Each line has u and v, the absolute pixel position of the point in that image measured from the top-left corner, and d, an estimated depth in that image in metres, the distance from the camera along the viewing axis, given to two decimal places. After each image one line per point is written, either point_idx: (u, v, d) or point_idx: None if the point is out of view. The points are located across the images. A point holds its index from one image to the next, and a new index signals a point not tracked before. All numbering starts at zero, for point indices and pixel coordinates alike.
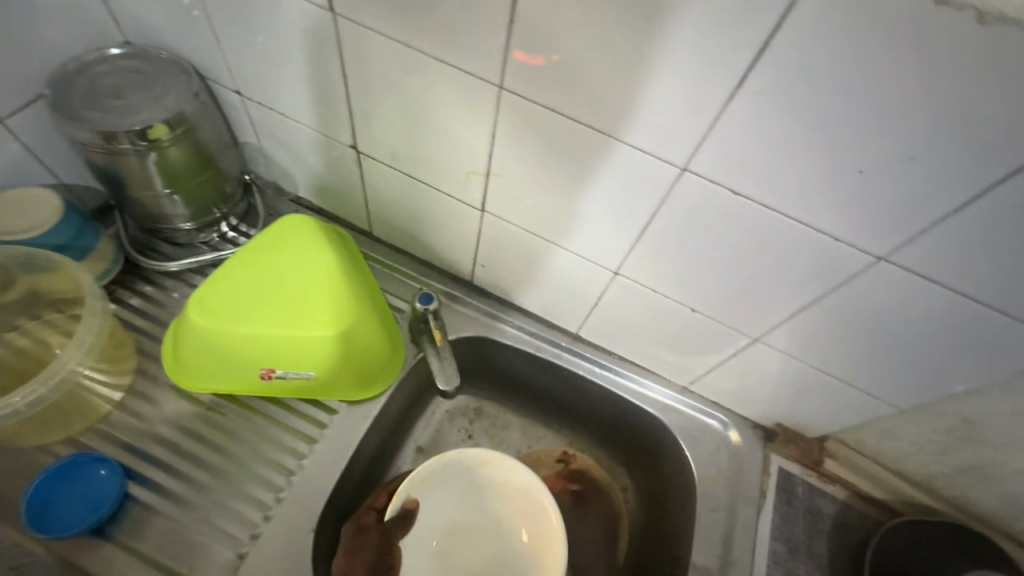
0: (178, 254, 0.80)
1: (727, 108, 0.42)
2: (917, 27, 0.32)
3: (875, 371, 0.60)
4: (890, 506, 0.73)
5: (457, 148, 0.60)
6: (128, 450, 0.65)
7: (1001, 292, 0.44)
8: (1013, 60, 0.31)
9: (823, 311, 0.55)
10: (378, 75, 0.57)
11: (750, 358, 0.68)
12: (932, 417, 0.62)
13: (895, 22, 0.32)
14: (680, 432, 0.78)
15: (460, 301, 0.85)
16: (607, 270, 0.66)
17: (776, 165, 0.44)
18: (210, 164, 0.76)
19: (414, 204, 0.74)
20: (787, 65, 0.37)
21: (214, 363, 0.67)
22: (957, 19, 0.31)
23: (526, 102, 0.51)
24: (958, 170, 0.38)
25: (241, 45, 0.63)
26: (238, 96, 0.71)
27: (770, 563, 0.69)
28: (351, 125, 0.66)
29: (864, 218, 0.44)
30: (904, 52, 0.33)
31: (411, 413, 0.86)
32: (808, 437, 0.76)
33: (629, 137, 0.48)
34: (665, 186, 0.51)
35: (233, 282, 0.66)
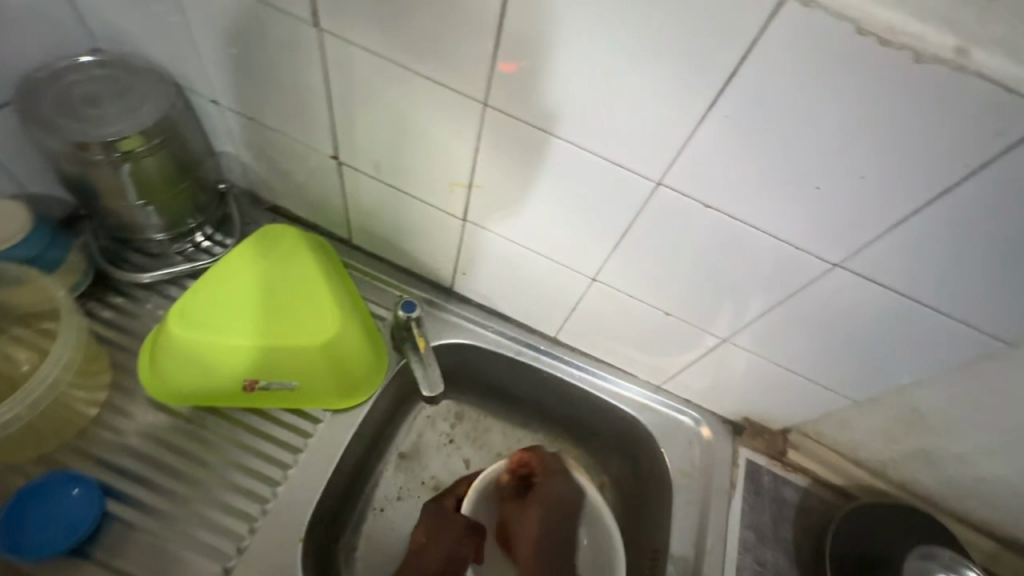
0: (151, 265, 0.79)
1: (698, 129, 0.45)
2: (862, 64, 0.36)
3: (832, 366, 0.65)
4: (847, 491, 0.79)
5: (440, 160, 0.62)
6: (106, 468, 0.63)
7: (939, 293, 0.49)
8: (943, 94, 0.36)
9: (786, 313, 0.60)
10: (363, 89, 0.58)
11: (719, 357, 0.73)
12: (883, 407, 0.68)
13: (843, 58, 0.36)
14: (655, 429, 0.82)
15: (441, 308, 0.87)
16: (585, 276, 0.69)
17: (742, 181, 0.47)
18: (186, 174, 0.75)
19: (395, 214, 0.75)
20: (753, 93, 0.41)
21: (195, 376, 0.66)
22: (897, 58, 0.35)
23: (511, 119, 0.53)
24: (900, 188, 0.42)
25: (221, 57, 0.63)
26: (215, 106, 0.71)
27: (741, 549, 0.73)
28: (332, 136, 0.67)
29: (821, 229, 0.48)
30: (851, 85, 0.37)
31: (393, 419, 0.87)
32: (773, 429, 0.81)
33: (607, 152, 0.51)
34: (641, 199, 0.54)
35: (214, 294, 0.66)
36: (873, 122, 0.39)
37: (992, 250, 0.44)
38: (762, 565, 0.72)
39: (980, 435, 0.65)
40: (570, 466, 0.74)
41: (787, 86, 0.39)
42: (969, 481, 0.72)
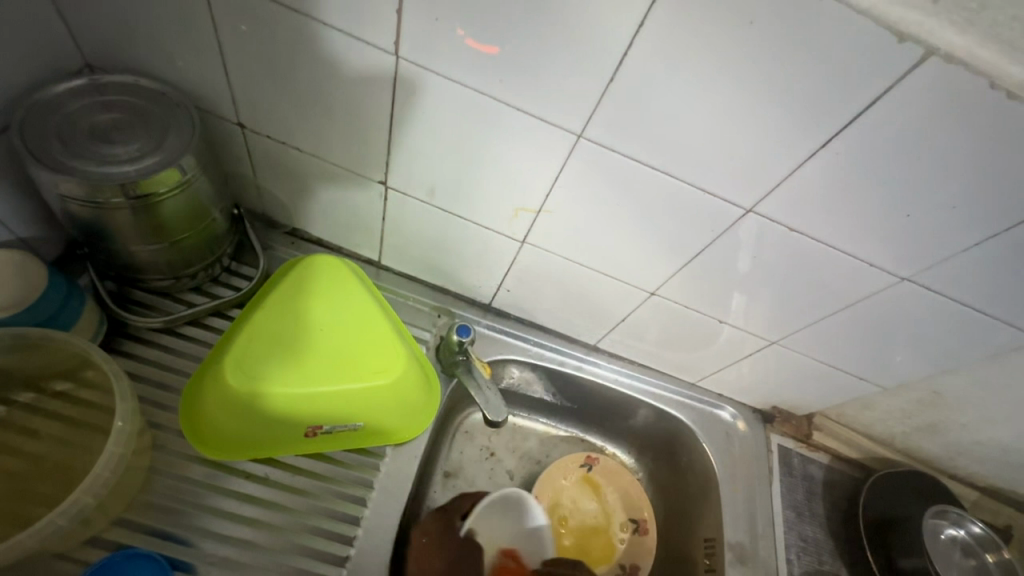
0: (166, 305, 0.71)
1: (806, 163, 0.49)
2: (982, 120, 0.43)
3: (868, 360, 0.72)
4: (863, 463, 0.88)
5: (512, 186, 0.61)
6: (165, 539, 0.58)
7: (984, 295, 0.57)
8: None
9: (841, 316, 0.65)
10: (439, 117, 0.56)
11: (761, 356, 0.78)
12: (907, 391, 0.76)
13: (968, 117, 0.43)
14: (696, 425, 0.86)
15: (480, 324, 0.85)
16: (644, 290, 0.71)
17: (836, 207, 0.52)
18: (210, 208, 0.68)
19: (443, 236, 0.73)
20: (869, 133, 0.45)
21: (252, 429, 0.62)
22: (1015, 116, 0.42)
23: (607, 151, 0.53)
24: (984, 214, 0.50)
25: (272, 81, 0.58)
26: (240, 129, 0.65)
27: (786, 528, 0.79)
28: (386, 160, 0.63)
29: (898, 250, 0.55)
30: (968, 135, 0.44)
31: (437, 441, 0.85)
32: (798, 415, 0.88)
33: (700, 181, 0.53)
34: (726, 223, 0.57)
35: (270, 339, 0.62)
36: (973, 160, 0.45)
37: None
38: (805, 541, 0.79)
39: (988, 408, 0.74)
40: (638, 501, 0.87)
41: (905, 131, 0.45)
42: (967, 445, 0.82)
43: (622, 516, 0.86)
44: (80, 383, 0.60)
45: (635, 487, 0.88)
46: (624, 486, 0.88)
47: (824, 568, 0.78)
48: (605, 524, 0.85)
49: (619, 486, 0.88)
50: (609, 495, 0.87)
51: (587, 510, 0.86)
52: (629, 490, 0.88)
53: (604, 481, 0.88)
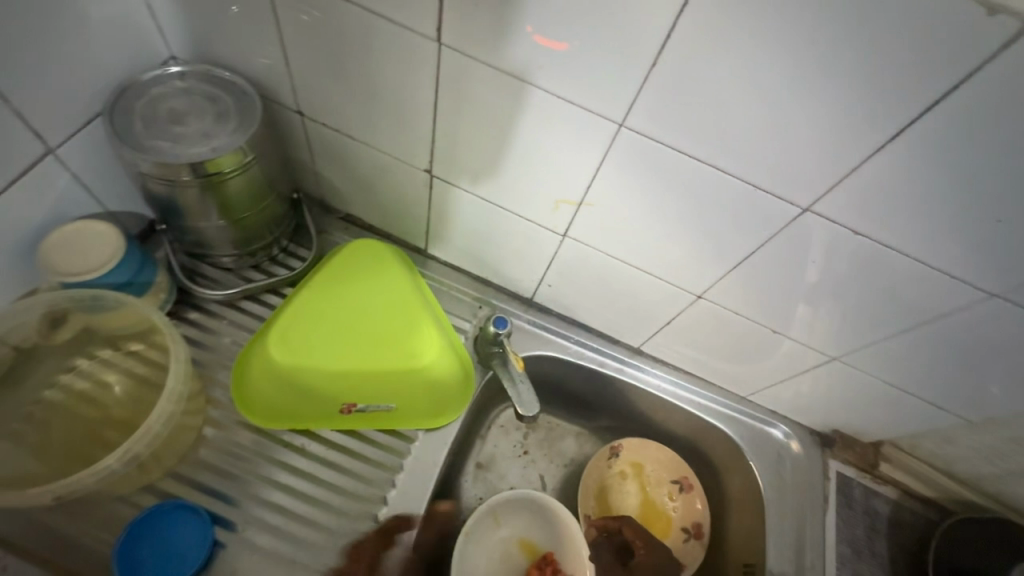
0: (228, 279, 0.77)
1: (872, 158, 0.44)
2: None
3: (948, 387, 0.64)
4: (939, 503, 0.78)
5: (553, 177, 0.59)
6: (210, 495, 0.62)
7: None
8: None
9: (919, 333, 0.58)
10: (479, 106, 0.56)
11: (820, 373, 0.71)
12: (998, 426, 0.66)
13: None
14: (742, 441, 0.80)
15: (520, 318, 0.84)
16: (691, 294, 0.67)
17: (908, 210, 0.46)
18: (269, 191, 0.72)
19: (485, 226, 0.72)
20: (949, 123, 0.40)
21: (293, 398, 0.65)
22: None
23: (649, 141, 0.51)
24: None
25: (325, 69, 0.60)
26: (299, 116, 0.69)
27: (838, 565, 0.72)
28: (430, 148, 0.64)
29: (984, 260, 0.48)
30: None
31: (471, 430, 0.85)
32: (864, 442, 0.80)
33: (752, 177, 0.49)
34: (780, 224, 0.53)
35: (312, 313, 0.66)
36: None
37: None
38: None
39: None
40: (677, 474, 0.86)
41: (997, 122, 0.39)
42: None
43: (665, 484, 0.85)
44: (136, 346, 0.66)
45: (666, 451, 0.87)
46: (658, 456, 0.87)
47: None
48: (654, 496, 0.85)
49: (654, 458, 0.87)
50: (647, 468, 0.86)
51: (632, 491, 0.85)
52: (664, 460, 0.87)
53: (640, 460, 0.87)
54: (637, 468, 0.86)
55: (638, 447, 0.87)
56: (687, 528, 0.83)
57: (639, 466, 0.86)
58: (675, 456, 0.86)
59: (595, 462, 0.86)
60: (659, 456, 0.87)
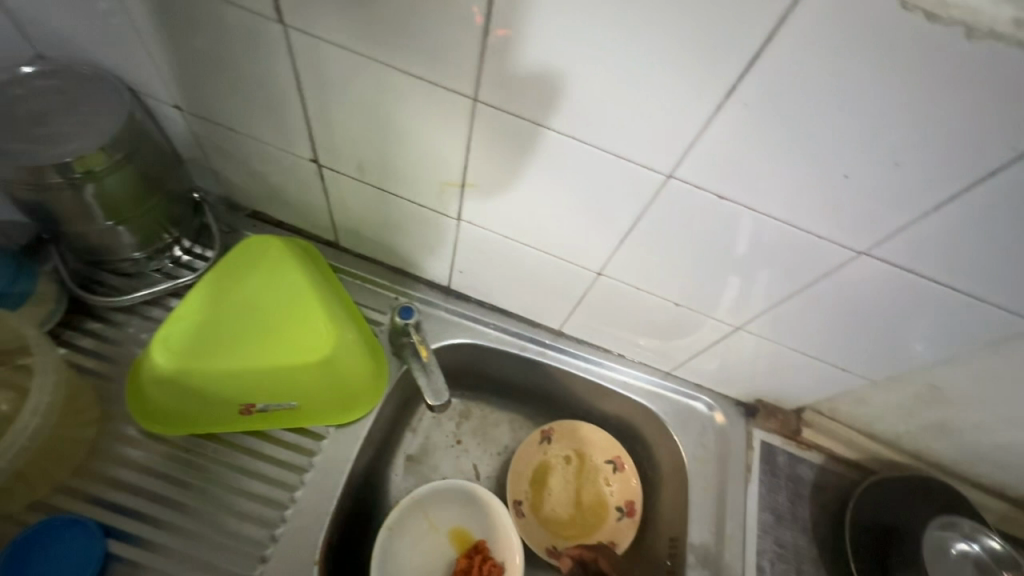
0: (129, 286, 0.74)
1: (714, 120, 0.44)
2: (904, 53, 0.35)
3: (848, 348, 0.64)
4: (862, 464, 0.79)
5: (431, 160, 0.58)
6: (104, 507, 0.61)
7: (959, 273, 0.49)
8: (981, 77, 0.35)
9: (808, 295, 0.58)
10: (341, 89, 0.54)
11: (730, 343, 0.71)
12: (902, 384, 0.67)
13: (886, 49, 0.35)
14: (667, 415, 0.80)
15: (440, 307, 0.83)
16: (590, 271, 0.67)
17: (762, 169, 0.46)
18: (156, 190, 0.69)
19: (383, 214, 0.71)
20: (777, 77, 0.39)
21: (188, 404, 0.63)
22: (943, 46, 0.34)
23: (506, 116, 0.50)
24: (946, 168, 0.41)
25: (187, 60, 0.58)
26: (178, 111, 0.66)
27: (760, 532, 0.72)
28: (309, 136, 0.62)
29: (845, 217, 0.47)
30: (892, 73, 0.37)
31: (398, 424, 0.84)
32: (786, 409, 0.80)
33: (611, 146, 0.49)
34: (650, 192, 0.52)
35: (198, 316, 0.63)
36: (906, 106, 0.38)
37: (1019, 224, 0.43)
38: (782, 546, 0.72)
39: (1000, 407, 0.64)
40: (609, 453, 0.85)
41: (815, 72, 0.38)
42: (985, 450, 0.71)
43: (598, 465, 0.84)
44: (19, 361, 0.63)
45: (599, 432, 0.86)
46: (589, 437, 0.86)
47: None
48: (588, 478, 0.84)
49: (586, 439, 0.86)
50: (579, 450, 0.85)
51: (567, 475, 0.84)
52: (597, 440, 0.86)
53: (571, 442, 0.86)
54: (569, 450, 0.85)
55: (570, 429, 0.86)
56: (621, 507, 0.82)
57: (571, 449, 0.85)
58: (607, 435, 0.86)
59: (526, 449, 0.85)
60: (591, 437, 0.86)
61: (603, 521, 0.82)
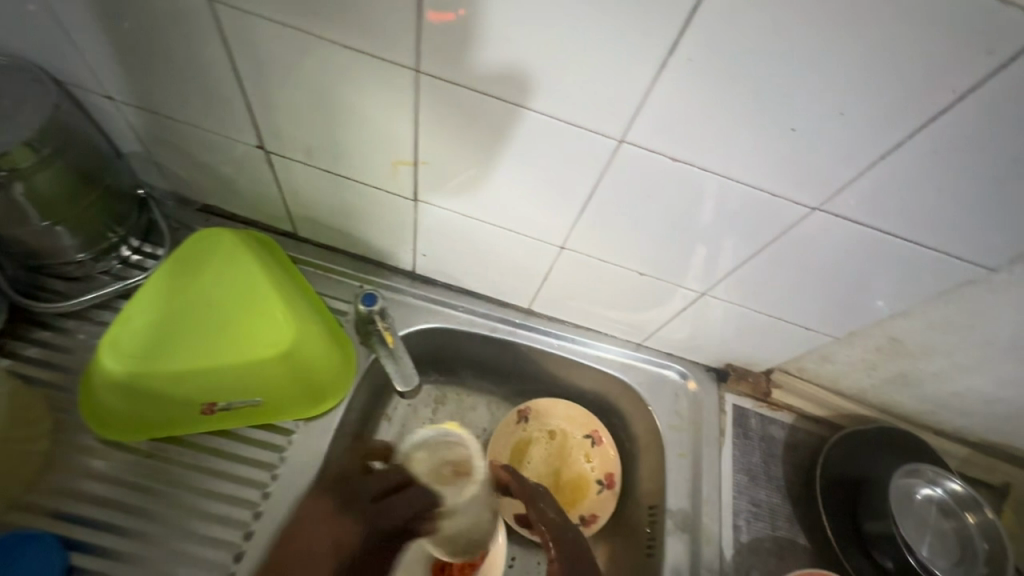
0: (77, 290, 0.71)
1: (659, 79, 0.43)
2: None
3: (810, 307, 0.65)
4: (831, 421, 0.81)
5: (380, 139, 0.56)
6: (64, 520, 0.58)
7: (910, 224, 0.49)
8: (916, 18, 0.35)
9: (768, 256, 0.58)
10: (278, 68, 0.52)
11: (696, 310, 0.71)
12: (864, 339, 0.68)
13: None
14: (640, 386, 0.81)
15: (406, 293, 0.81)
16: (553, 246, 0.66)
17: (712, 128, 0.46)
18: (93, 185, 0.66)
19: (339, 200, 0.69)
20: (717, 30, 0.38)
21: (145, 409, 0.61)
22: None
23: (450, 86, 0.48)
24: (889, 116, 0.41)
25: (112, 45, 0.55)
26: (111, 102, 0.62)
27: (734, 493, 0.74)
28: (252, 121, 0.59)
29: (797, 173, 0.47)
30: (829, 19, 0.36)
31: (373, 414, 0.82)
32: (756, 372, 0.81)
33: (561, 113, 0.48)
34: (604, 159, 0.51)
35: (148, 316, 0.60)
36: (847, 54, 0.38)
37: (962, 169, 0.44)
38: (757, 506, 0.74)
39: (956, 354, 0.65)
40: (587, 428, 0.85)
41: (756, 22, 0.37)
42: (945, 397, 0.73)
43: (577, 441, 0.84)
44: None
45: (575, 408, 0.86)
46: (566, 413, 0.86)
47: (777, 534, 0.73)
48: (567, 454, 0.84)
49: (563, 415, 0.86)
50: (557, 427, 0.85)
51: (546, 453, 0.84)
52: (573, 416, 0.86)
53: (548, 419, 0.85)
54: (547, 427, 0.85)
55: (546, 407, 0.86)
56: (601, 480, 0.82)
57: (549, 426, 0.85)
58: (584, 410, 0.86)
59: (503, 429, 0.84)
60: (568, 413, 0.86)
61: (584, 496, 0.81)
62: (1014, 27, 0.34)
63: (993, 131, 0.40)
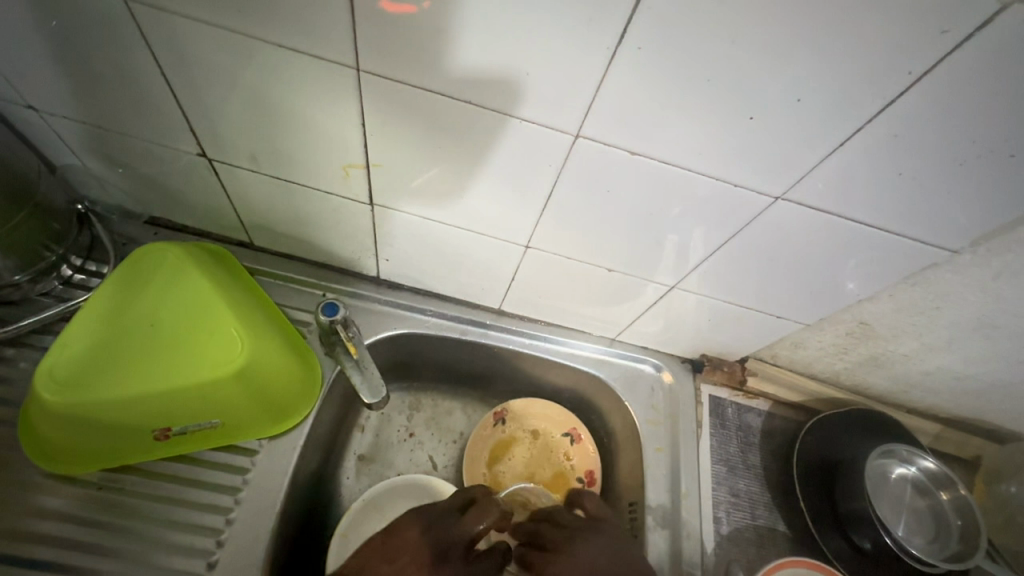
0: (14, 315, 0.66)
1: (612, 68, 0.41)
2: None
3: (779, 295, 0.64)
4: (806, 405, 0.81)
5: (327, 142, 0.53)
6: (4, 562, 0.54)
7: (873, 210, 0.49)
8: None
9: (733, 247, 0.57)
10: (210, 71, 0.48)
11: (668, 303, 0.70)
12: (834, 324, 0.68)
13: None
14: (616, 381, 0.80)
15: (372, 299, 0.78)
16: (518, 245, 0.64)
17: (669, 118, 0.44)
18: (22, 204, 0.60)
19: (292, 207, 0.65)
20: (668, 17, 0.37)
21: (91, 440, 0.57)
22: None
23: (394, 84, 0.46)
24: (847, 100, 0.40)
25: (25, 51, 0.50)
26: (34, 113, 0.58)
27: (713, 484, 0.73)
28: (189, 128, 0.56)
29: (758, 162, 0.46)
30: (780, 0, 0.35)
31: (344, 426, 0.80)
32: (730, 361, 0.80)
33: (513, 109, 0.46)
34: (562, 156, 0.50)
35: (88, 341, 0.56)
36: (800, 37, 0.37)
37: (923, 150, 0.43)
38: (736, 495, 0.73)
39: (925, 335, 0.66)
40: (564, 425, 0.84)
41: (706, 8, 0.36)
42: (915, 377, 0.74)
43: (554, 438, 0.83)
44: None
45: (553, 407, 0.85)
46: (542, 411, 0.85)
47: (757, 523, 0.73)
48: (546, 454, 0.83)
49: (539, 413, 0.85)
50: (534, 425, 0.84)
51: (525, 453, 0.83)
52: (550, 414, 0.84)
53: (523, 419, 0.84)
54: (522, 427, 0.84)
55: (522, 406, 0.84)
56: (582, 478, 0.81)
57: (525, 425, 0.84)
58: (563, 409, 0.85)
59: (480, 433, 0.82)
60: (545, 411, 0.85)
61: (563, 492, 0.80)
62: (968, 4, 0.33)
63: (949, 113, 0.40)
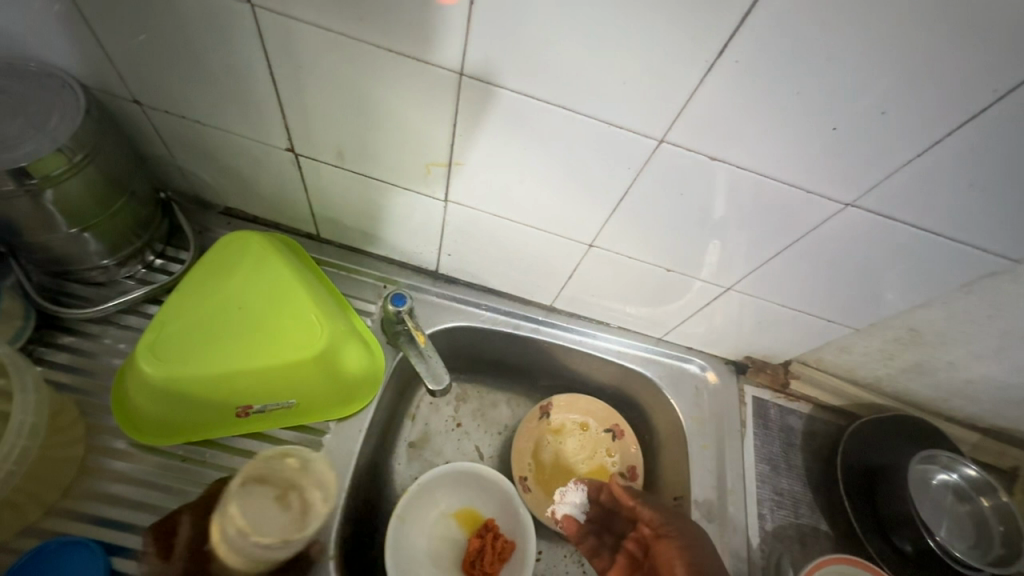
0: (102, 295, 0.70)
1: (706, 79, 0.44)
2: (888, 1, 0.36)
3: (832, 300, 0.66)
4: (847, 410, 0.83)
5: (415, 140, 0.57)
6: (104, 525, 0.58)
7: (940, 219, 0.51)
8: (957, 21, 0.37)
9: (794, 251, 0.60)
10: (319, 73, 0.52)
11: (722, 305, 0.73)
12: (884, 330, 0.70)
13: None
14: (662, 379, 0.82)
15: (429, 292, 0.82)
16: (582, 243, 0.67)
17: (754, 127, 0.47)
18: (120, 192, 0.64)
19: (366, 201, 0.69)
20: (765, 33, 0.40)
21: (181, 413, 0.61)
22: None
23: (493, 88, 0.49)
24: (925, 116, 0.43)
25: (145, 50, 0.55)
26: (139, 106, 0.62)
27: (758, 482, 0.76)
28: (284, 125, 0.60)
29: (834, 170, 0.49)
30: (876, 21, 0.38)
31: (397, 413, 0.82)
32: (774, 364, 0.83)
33: (604, 114, 0.49)
34: (642, 159, 0.53)
35: (186, 320, 0.61)
36: (888, 54, 0.39)
37: (996, 165, 0.45)
38: (780, 494, 0.76)
39: (974, 343, 0.67)
40: (608, 422, 0.86)
41: (804, 26, 0.39)
42: (958, 385, 0.76)
43: (598, 433, 0.85)
44: None
45: (596, 402, 0.87)
46: (586, 407, 0.86)
47: (799, 521, 0.75)
48: (589, 449, 0.84)
49: (583, 409, 0.86)
50: (577, 420, 0.86)
51: (570, 444, 0.84)
52: (593, 410, 0.86)
53: (567, 413, 0.86)
54: (566, 422, 0.85)
55: (567, 401, 0.86)
56: (623, 472, 0.83)
57: (570, 420, 0.86)
58: (605, 405, 0.87)
59: (527, 426, 0.84)
60: (589, 407, 0.86)
61: None
62: None
63: None
